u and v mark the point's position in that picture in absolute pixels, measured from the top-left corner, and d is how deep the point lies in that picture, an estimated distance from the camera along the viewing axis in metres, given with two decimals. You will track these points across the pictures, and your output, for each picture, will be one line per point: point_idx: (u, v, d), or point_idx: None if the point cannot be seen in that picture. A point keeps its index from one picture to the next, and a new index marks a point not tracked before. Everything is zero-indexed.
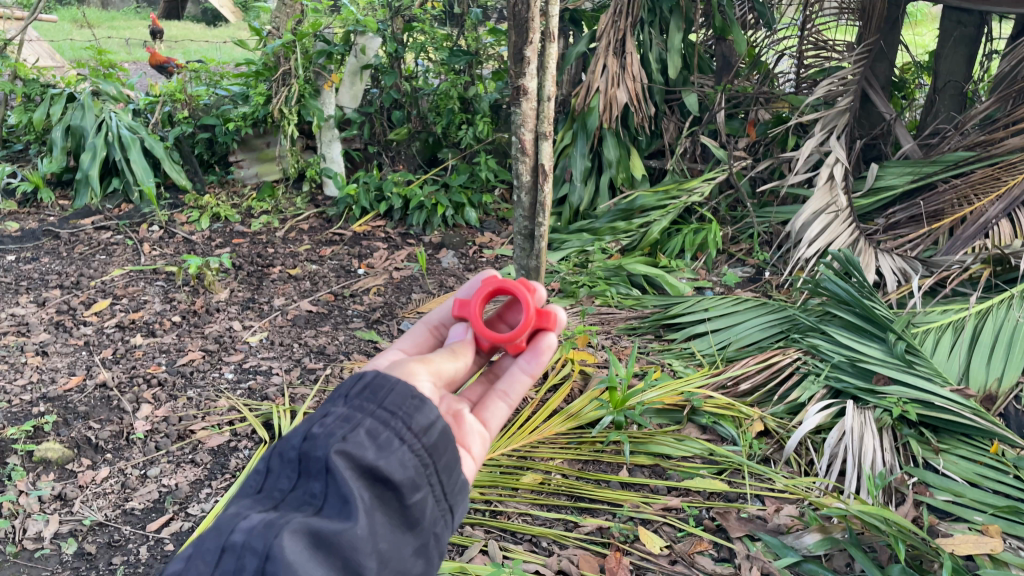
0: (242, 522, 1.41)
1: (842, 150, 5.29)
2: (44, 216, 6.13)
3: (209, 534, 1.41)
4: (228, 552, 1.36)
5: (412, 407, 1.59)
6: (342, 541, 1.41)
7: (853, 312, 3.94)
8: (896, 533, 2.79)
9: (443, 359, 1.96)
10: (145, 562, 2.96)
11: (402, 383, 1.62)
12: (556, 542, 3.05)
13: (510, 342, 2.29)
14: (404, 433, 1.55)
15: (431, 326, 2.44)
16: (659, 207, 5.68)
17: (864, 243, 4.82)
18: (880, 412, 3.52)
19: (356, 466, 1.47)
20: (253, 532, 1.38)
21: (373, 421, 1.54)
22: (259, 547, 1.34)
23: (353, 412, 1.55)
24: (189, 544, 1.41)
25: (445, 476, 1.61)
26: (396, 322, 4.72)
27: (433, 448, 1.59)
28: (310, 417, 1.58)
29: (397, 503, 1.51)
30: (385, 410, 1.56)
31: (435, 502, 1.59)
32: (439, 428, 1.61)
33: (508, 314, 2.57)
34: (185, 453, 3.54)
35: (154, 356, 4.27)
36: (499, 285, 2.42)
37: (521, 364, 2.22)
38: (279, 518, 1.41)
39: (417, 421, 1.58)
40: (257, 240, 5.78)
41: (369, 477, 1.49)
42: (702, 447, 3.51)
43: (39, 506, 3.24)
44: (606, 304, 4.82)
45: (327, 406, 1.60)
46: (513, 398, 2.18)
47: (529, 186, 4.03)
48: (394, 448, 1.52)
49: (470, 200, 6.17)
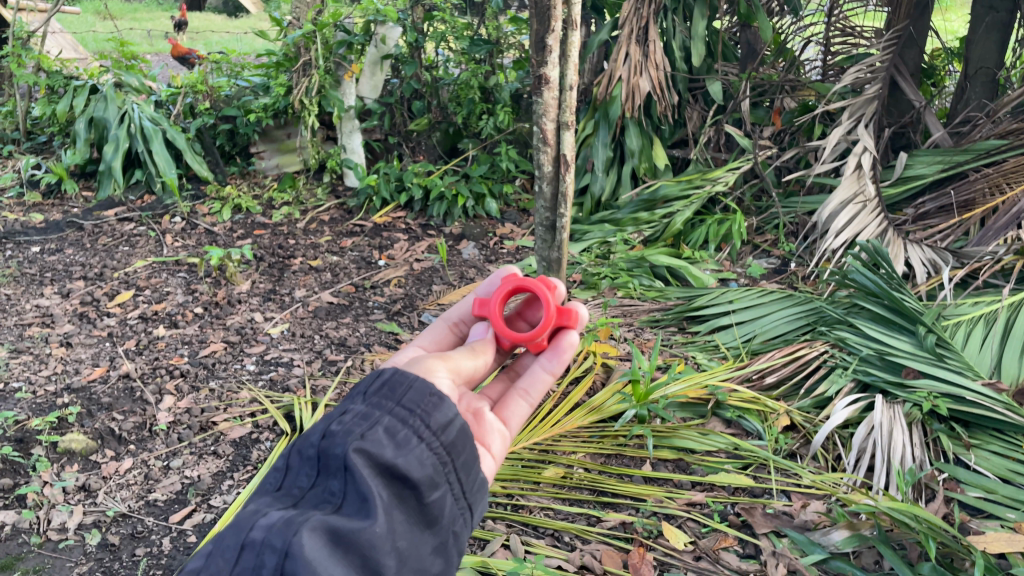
0: (262, 519, 1.43)
1: (870, 138, 5.16)
2: (68, 207, 6.17)
3: (229, 530, 1.43)
4: (248, 549, 1.38)
5: (431, 404, 1.62)
6: (361, 539, 1.44)
7: (883, 304, 3.87)
8: (927, 530, 2.73)
9: (462, 357, 1.96)
10: (168, 554, 2.96)
11: (420, 380, 1.64)
12: (578, 537, 3.02)
13: (532, 341, 2.31)
14: (423, 431, 1.59)
15: (451, 323, 2.44)
16: (683, 197, 5.61)
17: (893, 233, 4.74)
18: (909, 406, 3.45)
19: (375, 464, 1.51)
20: (272, 529, 1.40)
21: (391, 418, 1.58)
22: (279, 545, 1.37)
23: (371, 409, 1.58)
24: (210, 540, 1.43)
25: (464, 474, 1.66)
26: (417, 314, 4.70)
27: (451, 445, 1.62)
28: (329, 414, 1.61)
29: (416, 501, 1.55)
30: (404, 407, 1.59)
31: (454, 500, 1.64)
32: (458, 425, 1.65)
33: (528, 312, 2.57)
34: (208, 444, 3.55)
35: (177, 348, 4.28)
36: (518, 284, 2.37)
37: (542, 363, 2.25)
38: (298, 515, 1.43)
39: (436, 418, 1.61)
40: (279, 231, 5.79)
41: (388, 474, 1.52)
42: (727, 442, 3.45)
43: (63, 497, 3.26)
44: (628, 296, 4.76)
45: (346, 403, 1.63)
46: (534, 397, 2.17)
47: (551, 176, 3.99)
48: (413, 446, 1.56)
49: (491, 190, 6.12)
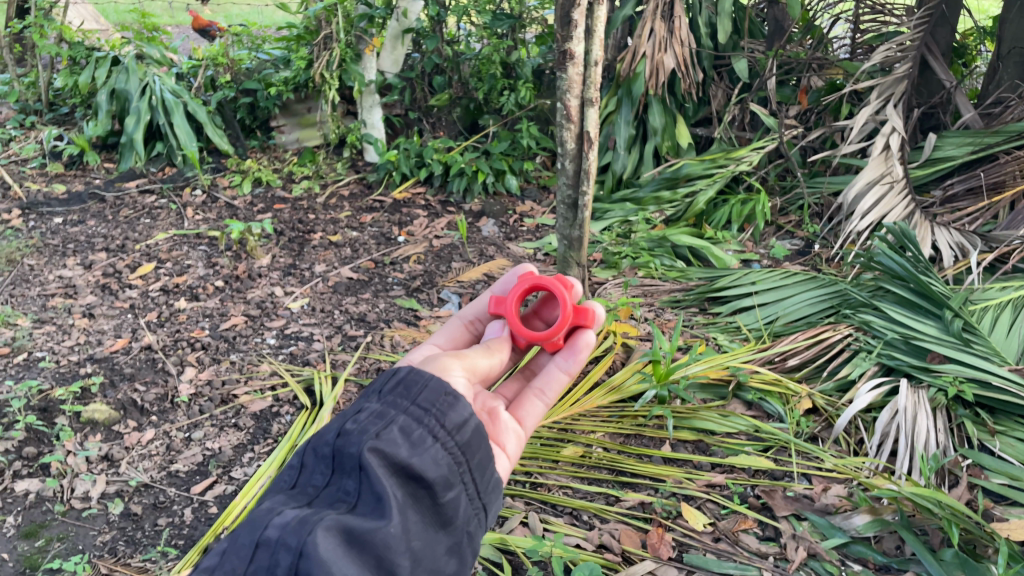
0: (276, 517, 1.45)
1: (899, 118, 5.06)
2: (89, 179, 6.19)
3: (244, 528, 1.45)
4: (263, 547, 1.41)
5: (446, 404, 1.65)
6: (375, 539, 1.46)
7: (909, 288, 3.82)
8: (950, 516, 2.70)
9: (479, 355, 2.00)
10: (190, 524, 2.99)
11: (435, 378, 1.67)
12: (597, 516, 3.01)
13: (548, 340, 2.34)
14: (437, 431, 1.62)
15: (467, 322, 2.48)
16: (705, 176, 5.54)
17: (920, 216, 4.66)
18: (934, 391, 3.41)
19: (390, 463, 1.54)
20: (286, 528, 1.42)
21: (406, 418, 1.61)
22: (293, 544, 1.39)
23: (386, 409, 1.62)
24: (225, 538, 1.46)
25: (478, 474, 1.69)
26: (437, 291, 4.69)
27: (466, 445, 1.65)
28: (344, 413, 1.65)
29: (430, 501, 1.58)
30: (419, 407, 1.63)
31: (467, 499, 1.67)
32: (472, 425, 1.68)
33: (545, 311, 2.62)
34: (229, 417, 3.57)
35: (198, 320, 4.30)
36: (535, 283, 2.41)
37: (558, 362, 2.24)
38: (312, 514, 1.45)
39: (450, 418, 1.64)
40: (299, 205, 5.79)
41: (402, 474, 1.55)
42: (748, 424, 3.43)
43: (86, 466, 3.29)
44: (649, 276, 4.72)
45: (361, 402, 1.67)
46: (550, 396, 2.18)
47: (574, 153, 3.94)
48: (427, 446, 1.59)
49: (511, 167, 6.08)
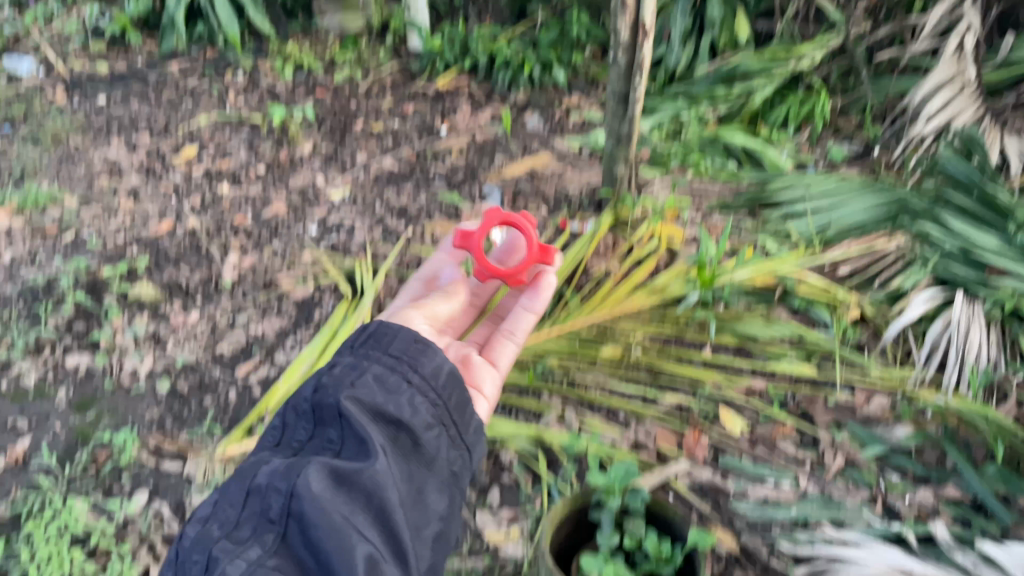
0: (265, 468, 1.79)
1: (977, 15, 4.72)
2: (133, 58, 6.11)
3: (236, 479, 1.78)
4: (253, 495, 1.72)
5: (417, 351, 2.08)
6: (362, 478, 1.79)
7: (973, 196, 3.57)
8: (998, 432, 2.83)
9: (437, 306, 2.67)
10: (234, 407, 3.13)
11: (403, 332, 2.11)
12: (635, 416, 3.11)
13: (511, 277, 2.78)
14: (411, 376, 2.02)
15: (426, 280, 2.94)
16: (765, 73, 5.26)
17: (991, 121, 4.39)
18: (988, 306, 3.29)
19: (369, 410, 1.91)
20: (276, 475, 1.74)
21: (380, 368, 2.02)
22: (283, 488, 1.71)
23: (362, 363, 2.04)
24: (224, 488, 1.79)
25: (458, 416, 2.06)
26: (479, 184, 4.62)
27: (440, 389, 2.05)
28: (319, 372, 2.05)
29: (411, 442, 1.94)
30: (391, 356, 2.05)
31: (449, 441, 2.02)
32: (447, 372, 2.08)
33: (513, 251, 2.99)
34: (271, 302, 3.60)
35: (242, 206, 4.30)
36: (502, 220, 2.79)
37: (524, 303, 2.78)
38: (300, 462, 1.78)
39: (425, 365, 2.06)
40: (341, 92, 5.66)
41: (381, 418, 1.92)
42: (793, 331, 3.28)
43: (135, 344, 3.38)
44: (699, 176, 4.56)
45: (336, 358, 2.10)
46: (519, 337, 2.77)
47: (626, 45, 3.71)
48: (402, 391, 1.99)
49: (560, 58, 5.83)
